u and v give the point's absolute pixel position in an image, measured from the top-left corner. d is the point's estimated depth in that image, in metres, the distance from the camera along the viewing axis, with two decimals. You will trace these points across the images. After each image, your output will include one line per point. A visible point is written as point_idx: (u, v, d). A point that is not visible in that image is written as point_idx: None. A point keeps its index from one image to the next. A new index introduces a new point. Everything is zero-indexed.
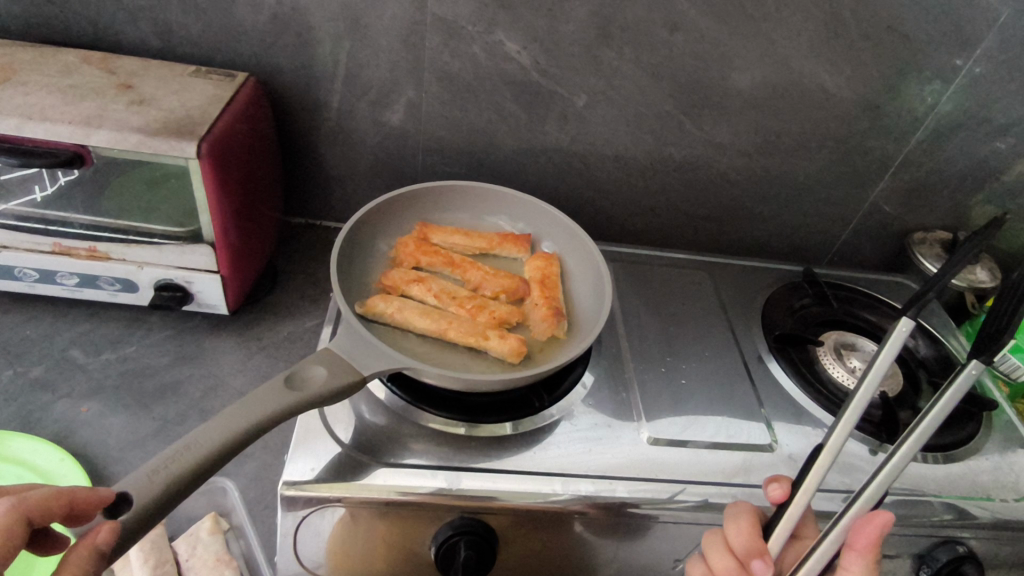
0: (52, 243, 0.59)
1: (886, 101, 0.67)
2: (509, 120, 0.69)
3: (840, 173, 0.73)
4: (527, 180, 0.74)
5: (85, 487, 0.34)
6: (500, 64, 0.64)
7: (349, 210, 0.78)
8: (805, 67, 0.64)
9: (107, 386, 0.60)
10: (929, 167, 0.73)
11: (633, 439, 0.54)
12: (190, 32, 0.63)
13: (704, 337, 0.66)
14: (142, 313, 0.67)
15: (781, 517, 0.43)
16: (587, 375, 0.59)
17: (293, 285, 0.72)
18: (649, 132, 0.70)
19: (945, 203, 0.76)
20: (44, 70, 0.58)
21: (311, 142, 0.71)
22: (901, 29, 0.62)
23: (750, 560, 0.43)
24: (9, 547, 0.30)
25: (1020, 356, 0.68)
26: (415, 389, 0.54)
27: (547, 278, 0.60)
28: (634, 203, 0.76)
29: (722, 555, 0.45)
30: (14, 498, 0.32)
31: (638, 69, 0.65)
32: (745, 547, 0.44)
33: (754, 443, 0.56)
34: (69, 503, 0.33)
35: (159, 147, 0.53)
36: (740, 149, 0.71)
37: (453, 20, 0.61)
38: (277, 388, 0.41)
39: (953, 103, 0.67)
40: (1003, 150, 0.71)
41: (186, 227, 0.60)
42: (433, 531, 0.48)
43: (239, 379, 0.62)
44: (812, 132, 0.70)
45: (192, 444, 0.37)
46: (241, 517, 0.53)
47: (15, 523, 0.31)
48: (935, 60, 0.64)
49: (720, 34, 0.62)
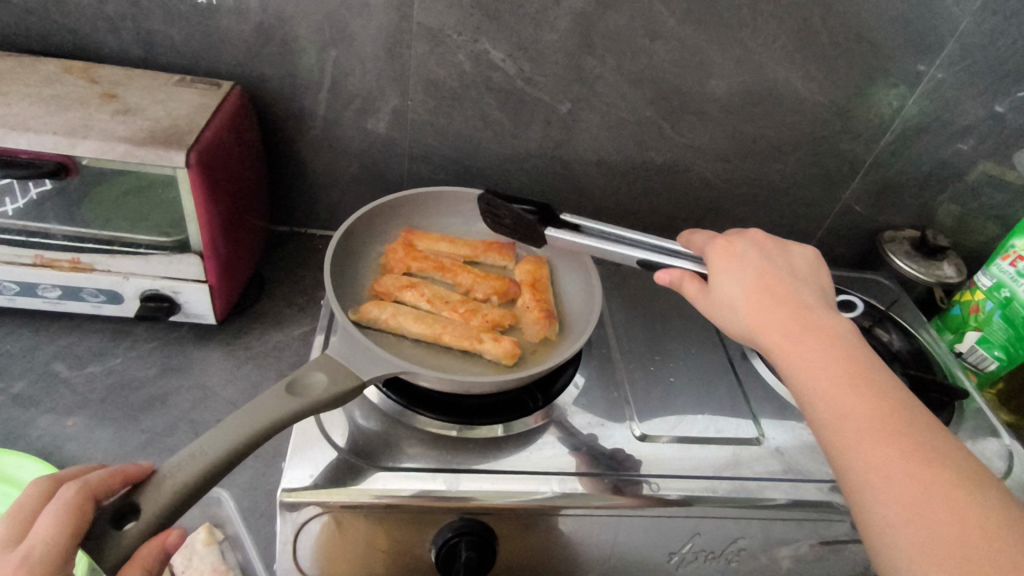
0: (33, 255, 0.58)
1: (855, 106, 0.70)
2: (494, 127, 0.70)
3: (814, 174, 0.76)
4: (512, 186, 0.75)
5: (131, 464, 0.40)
6: (485, 72, 0.66)
7: (335, 217, 0.78)
8: (778, 73, 0.67)
9: (92, 400, 0.59)
10: (897, 168, 0.76)
11: (625, 436, 0.55)
12: (173, 41, 0.62)
13: (688, 334, 0.68)
14: (126, 325, 0.66)
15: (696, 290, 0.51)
16: (579, 376, 0.60)
17: (280, 293, 0.72)
18: (631, 137, 0.71)
19: (913, 202, 0.79)
20: (23, 80, 0.57)
21: (297, 150, 0.71)
22: (868, 37, 0.64)
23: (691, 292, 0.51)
24: (87, 522, 0.36)
25: (987, 347, 0.72)
26: (410, 393, 0.54)
27: (538, 281, 0.61)
28: (617, 206, 0.78)
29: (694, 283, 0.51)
30: (79, 483, 0.37)
31: (619, 75, 0.66)
32: (684, 280, 0.51)
33: (743, 437, 0.57)
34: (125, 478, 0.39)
35: (146, 157, 0.53)
36: (718, 152, 0.73)
37: (439, 29, 0.62)
38: (277, 394, 0.41)
39: (918, 106, 0.70)
40: (965, 151, 0.74)
41: (173, 237, 0.60)
42: (432, 535, 0.48)
43: (229, 389, 0.62)
44: (786, 136, 0.72)
45: (198, 452, 0.37)
46: (237, 527, 0.53)
47: (87, 500, 0.36)
48: (899, 66, 0.67)
49: (699, 42, 0.64)
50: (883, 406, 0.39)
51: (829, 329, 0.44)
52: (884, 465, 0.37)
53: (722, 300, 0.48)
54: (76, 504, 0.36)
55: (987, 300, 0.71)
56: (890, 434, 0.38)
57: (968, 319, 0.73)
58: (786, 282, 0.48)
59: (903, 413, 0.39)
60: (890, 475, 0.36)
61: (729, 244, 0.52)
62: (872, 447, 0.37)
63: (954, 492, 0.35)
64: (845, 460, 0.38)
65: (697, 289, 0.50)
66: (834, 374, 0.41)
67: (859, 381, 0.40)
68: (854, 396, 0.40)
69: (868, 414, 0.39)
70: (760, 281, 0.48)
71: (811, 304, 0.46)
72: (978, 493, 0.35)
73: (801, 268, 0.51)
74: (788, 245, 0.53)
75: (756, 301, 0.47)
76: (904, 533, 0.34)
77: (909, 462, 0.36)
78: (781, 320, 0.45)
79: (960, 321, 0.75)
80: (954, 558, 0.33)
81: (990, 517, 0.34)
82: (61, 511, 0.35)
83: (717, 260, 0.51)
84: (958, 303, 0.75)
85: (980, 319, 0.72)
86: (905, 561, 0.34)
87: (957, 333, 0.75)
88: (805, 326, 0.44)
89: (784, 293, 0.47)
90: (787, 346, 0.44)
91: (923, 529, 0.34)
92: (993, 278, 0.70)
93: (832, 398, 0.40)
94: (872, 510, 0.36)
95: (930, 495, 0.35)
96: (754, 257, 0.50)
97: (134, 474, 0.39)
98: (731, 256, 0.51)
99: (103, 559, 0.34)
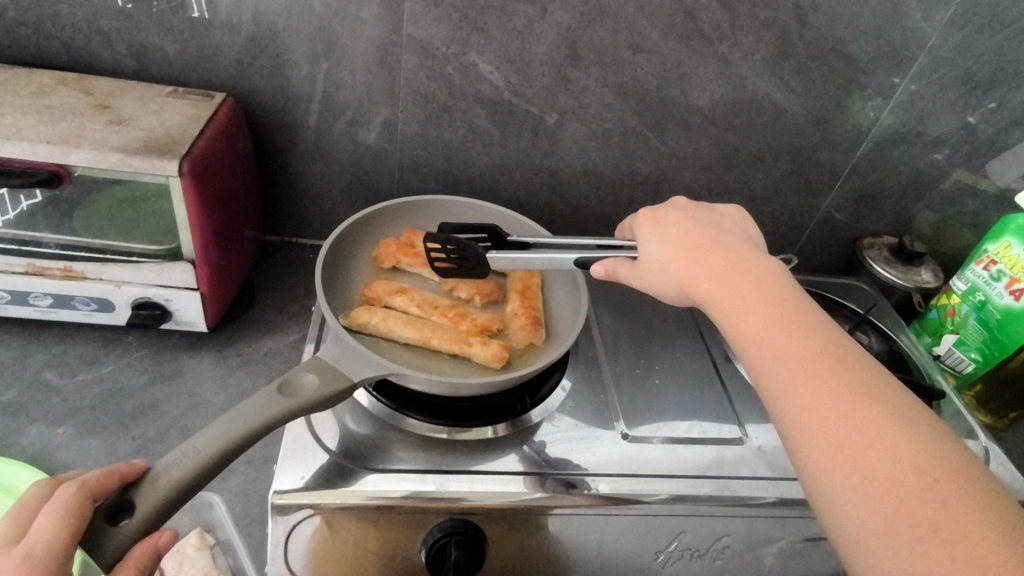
0: (25, 263, 0.59)
1: (833, 117, 0.72)
2: (482, 137, 0.71)
3: (794, 182, 0.78)
4: (500, 195, 0.77)
5: (127, 464, 0.40)
6: (474, 84, 0.67)
7: (325, 227, 0.79)
8: (758, 85, 0.69)
9: (83, 407, 0.59)
10: (874, 176, 0.78)
11: (613, 438, 0.56)
12: (166, 54, 0.64)
13: (673, 340, 0.69)
14: (117, 333, 0.66)
15: (627, 272, 0.51)
16: (566, 380, 0.61)
17: (271, 302, 0.73)
18: (616, 147, 0.73)
19: (891, 210, 0.81)
20: (18, 91, 0.58)
21: (289, 161, 0.72)
22: (844, 51, 0.67)
23: (624, 276, 0.51)
24: (83, 523, 0.36)
25: (964, 349, 0.74)
26: (401, 397, 0.55)
27: (528, 289, 0.62)
28: (604, 214, 0.79)
29: (626, 265, 0.51)
30: (78, 482, 0.38)
31: (604, 87, 0.68)
32: (616, 265, 0.51)
33: (726, 438, 0.58)
34: (120, 479, 0.38)
35: (140, 166, 0.54)
36: (701, 162, 0.75)
37: (428, 42, 0.64)
38: (268, 394, 0.42)
39: (893, 117, 0.73)
40: (940, 160, 0.76)
41: (166, 245, 0.60)
42: (421, 535, 0.49)
43: (220, 397, 0.62)
44: (767, 146, 0.74)
45: (193, 450, 0.38)
46: (228, 532, 0.53)
47: (84, 500, 0.37)
48: (874, 78, 0.69)
49: (681, 55, 0.66)
50: (816, 349, 0.40)
51: (765, 277, 0.45)
52: (822, 407, 0.37)
53: (655, 265, 0.49)
54: (72, 504, 0.36)
55: (962, 303, 0.73)
56: (824, 378, 0.38)
57: (944, 323, 0.75)
58: (714, 238, 0.49)
59: (840, 355, 0.40)
60: (824, 419, 0.37)
61: (653, 212, 0.53)
62: (807, 394, 0.38)
63: (885, 426, 0.36)
64: (782, 407, 0.39)
65: (629, 268, 0.50)
66: (769, 325, 0.42)
67: (794, 330, 0.41)
68: (792, 342, 0.41)
69: (799, 359, 0.40)
70: (688, 240, 0.49)
71: (742, 256, 0.47)
72: (913, 431, 0.36)
73: (727, 225, 0.52)
74: (715, 208, 0.55)
75: (685, 260, 0.47)
76: (836, 471, 0.35)
77: (843, 404, 0.37)
78: (710, 274, 0.46)
79: (937, 324, 0.77)
80: (883, 495, 0.34)
81: (921, 450, 0.35)
82: (61, 512, 0.36)
83: (642, 226, 0.52)
84: (935, 307, 0.77)
85: (956, 323, 0.74)
86: (838, 498, 0.35)
87: (935, 336, 0.77)
88: (737, 276, 0.45)
89: (713, 249, 0.48)
90: (720, 299, 0.44)
91: (855, 468, 0.35)
92: (967, 282, 0.72)
93: (767, 346, 0.41)
94: (807, 455, 0.37)
95: (866, 435, 0.36)
96: (679, 219, 0.51)
97: (128, 473, 0.39)
98: (660, 220, 0.52)
99: (100, 556, 0.35)
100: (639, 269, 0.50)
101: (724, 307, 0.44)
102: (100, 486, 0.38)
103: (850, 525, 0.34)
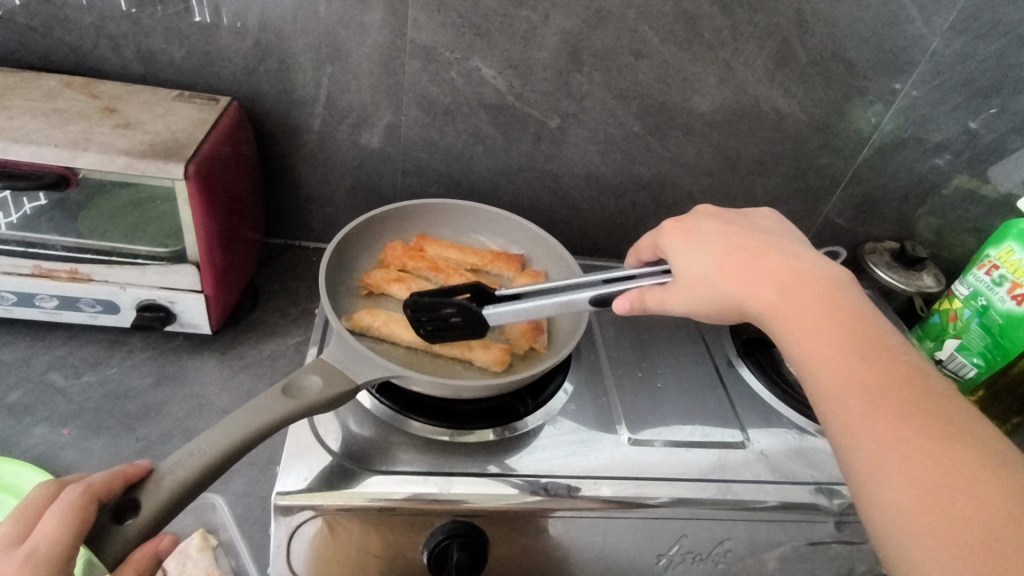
0: (32, 265, 0.59)
1: (835, 122, 0.72)
2: (485, 141, 0.72)
3: (795, 187, 0.78)
4: (503, 199, 0.77)
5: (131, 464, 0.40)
6: (476, 89, 0.68)
7: (328, 230, 0.79)
8: (760, 90, 0.69)
9: (88, 408, 0.60)
10: (876, 181, 0.78)
11: (615, 441, 0.56)
12: (172, 58, 0.64)
13: (675, 343, 0.69)
14: (122, 334, 0.66)
15: (652, 295, 0.49)
16: (569, 383, 0.61)
17: (275, 304, 0.73)
18: (618, 152, 0.74)
19: (893, 215, 0.81)
20: (26, 95, 0.58)
21: (293, 164, 0.73)
22: (845, 56, 0.67)
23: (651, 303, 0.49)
24: (87, 524, 0.36)
25: (966, 354, 0.73)
26: (404, 399, 0.55)
27: None
28: (605, 218, 0.80)
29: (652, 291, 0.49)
30: (82, 484, 0.38)
31: (607, 92, 0.69)
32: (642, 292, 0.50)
33: (728, 441, 0.58)
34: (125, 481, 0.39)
35: (146, 169, 0.54)
36: (703, 167, 0.76)
37: (431, 47, 0.64)
38: (274, 396, 0.43)
39: (894, 122, 0.73)
40: (942, 166, 0.76)
41: (169, 247, 0.61)
42: (423, 537, 0.49)
43: (223, 398, 0.62)
44: (768, 151, 0.75)
45: (198, 449, 0.39)
46: (231, 533, 0.54)
47: (88, 502, 0.37)
48: (875, 84, 0.70)
49: (682, 61, 0.67)
50: (875, 362, 0.40)
51: (823, 286, 0.45)
52: (880, 420, 0.38)
53: (694, 271, 0.48)
54: (76, 506, 0.37)
55: (964, 308, 0.73)
56: (883, 392, 0.39)
57: (946, 327, 0.75)
58: (763, 243, 0.49)
59: (900, 370, 0.40)
60: (881, 432, 0.38)
61: (682, 222, 0.52)
62: (865, 406, 0.39)
63: (942, 443, 0.36)
64: (839, 417, 0.40)
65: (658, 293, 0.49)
66: (825, 334, 0.42)
67: (853, 342, 0.42)
68: (851, 354, 0.41)
69: (858, 371, 0.40)
70: (735, 243, 0.48)
71: (798, 262, 0.47)
72: (970, 449, 0.36)
73: (775, 230, 0.51)
74: (746, 213, 0.55)
75: (735, 264, 0.47)
76: (891, 484, 0.36)
77: (901, 419, 0.38)
78: (764, 281, 0.46)
79: (939, 329, 0.76)
80: (937, 510, 0.34)
81: (978, 468, 0.35)
82: (65, 512, 0.36)
83: (673, 238, 0.51)
84: (937, 312, 0.77)
85: (958, 327, 0.74)
86: (889, 510, 0.36)
87: (937, 341, 0.77)
88: (793, 284, 0.45)
89: (763, 254, 0.48)
90: (773, 304, 0.45)
91: (908, 480, 0.36)
92: (969, 287, 0.73)
93: (824, 355, 0.42)
94: (860, 466, 0.38)
95: (921, 451, 0.36)
96: (720, 224, 0.51)
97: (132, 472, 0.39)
98: (692, 228, 0.51)
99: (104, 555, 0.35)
100: (669, 292, 0.49)
101: (778, 315, 0.45)
102: (104, 488, 0.38)
103: (897, 534, 0.35)
